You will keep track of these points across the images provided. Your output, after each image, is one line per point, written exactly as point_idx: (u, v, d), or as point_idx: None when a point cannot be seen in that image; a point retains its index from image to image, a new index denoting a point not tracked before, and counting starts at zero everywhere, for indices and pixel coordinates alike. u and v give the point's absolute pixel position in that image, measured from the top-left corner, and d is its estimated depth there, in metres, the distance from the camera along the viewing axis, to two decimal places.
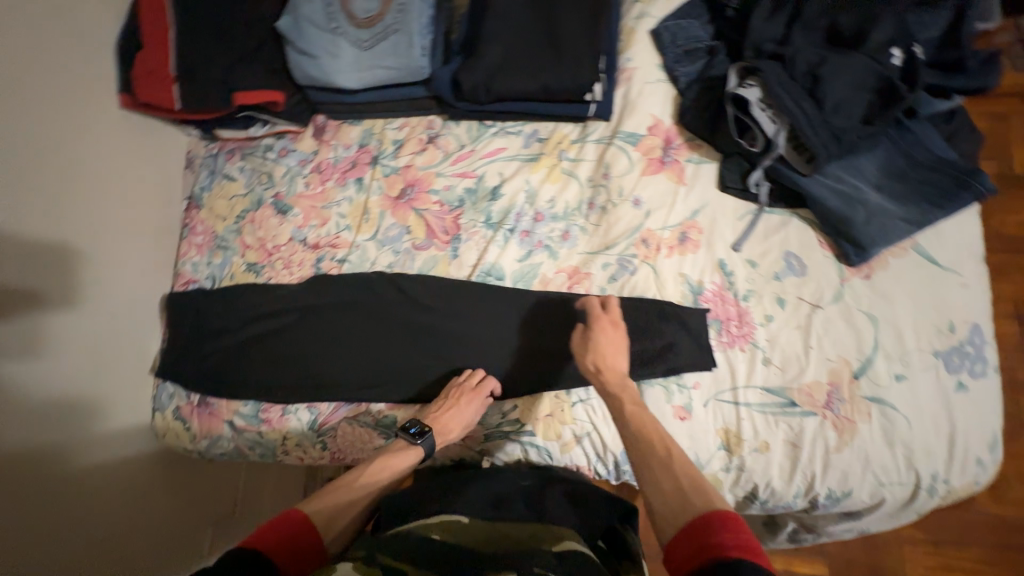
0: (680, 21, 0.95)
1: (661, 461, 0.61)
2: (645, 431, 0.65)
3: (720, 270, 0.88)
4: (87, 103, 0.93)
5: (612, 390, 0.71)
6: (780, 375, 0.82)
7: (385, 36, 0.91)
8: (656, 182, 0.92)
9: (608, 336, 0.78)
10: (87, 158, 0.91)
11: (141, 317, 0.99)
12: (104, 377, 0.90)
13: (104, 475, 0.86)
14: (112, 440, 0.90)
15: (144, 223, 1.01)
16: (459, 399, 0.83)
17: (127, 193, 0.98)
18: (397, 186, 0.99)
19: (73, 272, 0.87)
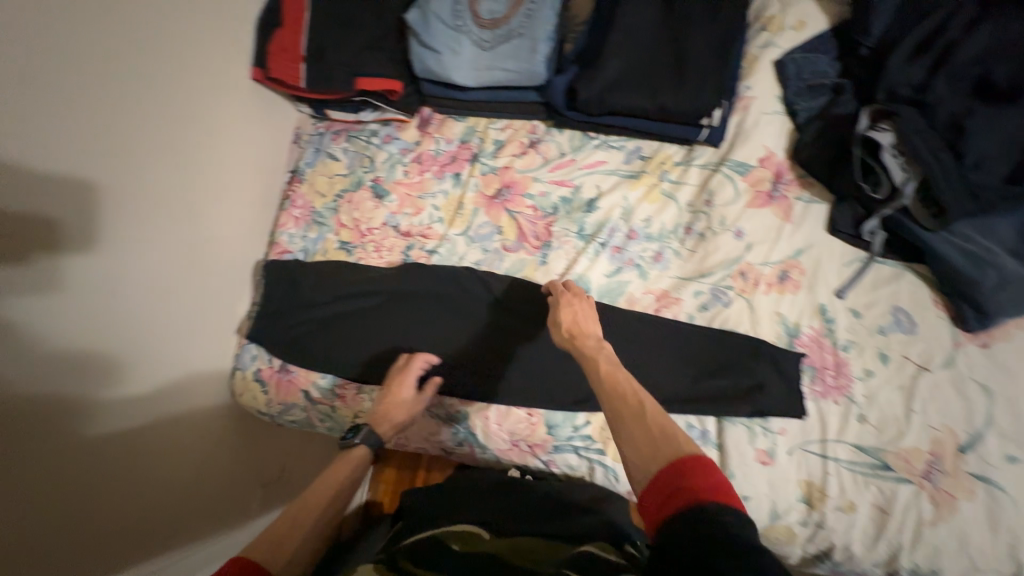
0: (808, 54, 0.92)
1: (630, 413, 0.59)
2: (614, 382, 0.63)
3: (820, 315, 0.84)
4: (183, 61, 0.93)
5: (588, 353, 0.70)
6: (876, 435, 0.77)
7: (508, 39, 0.93)
8: (762, 216, 0.89)
9: (566, 312, 0.78)
10: (181, 125, 0.93)
11: (207, 273, 1.00)
12: (174, 334, 0.94)
13: (155, 433, 0.89)
14: (169, 397, 0.93)
15: (218, 187, 1.02)
16: (392, 384, 0.85)
17: (204, 156, 0.98)
18: (493, 186, 1.00)
19: (158, 232, 0.90)
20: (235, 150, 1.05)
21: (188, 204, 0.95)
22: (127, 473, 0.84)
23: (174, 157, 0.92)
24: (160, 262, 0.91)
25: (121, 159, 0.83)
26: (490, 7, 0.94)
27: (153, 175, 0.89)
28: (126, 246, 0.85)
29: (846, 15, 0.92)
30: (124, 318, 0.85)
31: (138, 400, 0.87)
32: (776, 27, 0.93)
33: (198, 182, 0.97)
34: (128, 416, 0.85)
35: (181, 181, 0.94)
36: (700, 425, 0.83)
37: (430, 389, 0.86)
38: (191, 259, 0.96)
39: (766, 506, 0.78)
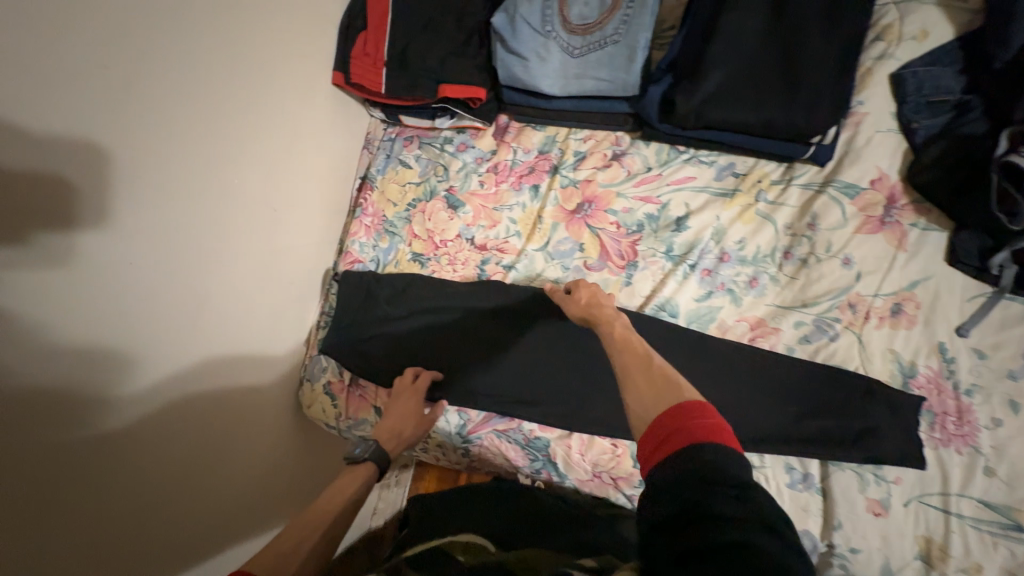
0: (931, 67, 0.84)
1: (640, 369, 0.63)
2: (629, 345, 0.68)
3: (939, 355, 0.78)
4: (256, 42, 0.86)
5: (604, 320, 0.75)
6: (1006, 492, 0.71)
7: (601, 47, 0.88)
8: (874, 243, 0.83)
9: (586, 288, 0.82)
10: (236, 106, 0.84)
11: (244, 250, 0.89)
12: (216, 335, 0.85)
13: (179, 440, 0.79)
14: (205, 405, 0.83)
15: (266, 154, 0.91)
16: (400, 398, 0.85)
17: (251, 119, 0.87)
18: (574, 200, 0.95)
19: (200, 220, 0.80)
20: (296, 144, 0.97)
21: (234, 193, 0.86)
22: (133, 487, 0.73)
23: (224, 138, 0.82)
24: (198, 253, 0.80)
25: (164, 135, 0.73)
26: (581, 12, 0.89)
27: (199, 156, 0.78)
28: (157, 231, 0.73)
29: (975, 25, 0.84)
30: (156, 312, 0.74)
31: (166, 403, 0.77)
32: (894, 37, 0.86)
33: (248, 171, 0.88)
34: (149, 422, 0.74)
35: (227, 166, 0.84)
36: (802, 467, 0.77)
37: (441, 407, 0.86)
38: (235, 254, 0.87)
39: (878, 562, 0.71)
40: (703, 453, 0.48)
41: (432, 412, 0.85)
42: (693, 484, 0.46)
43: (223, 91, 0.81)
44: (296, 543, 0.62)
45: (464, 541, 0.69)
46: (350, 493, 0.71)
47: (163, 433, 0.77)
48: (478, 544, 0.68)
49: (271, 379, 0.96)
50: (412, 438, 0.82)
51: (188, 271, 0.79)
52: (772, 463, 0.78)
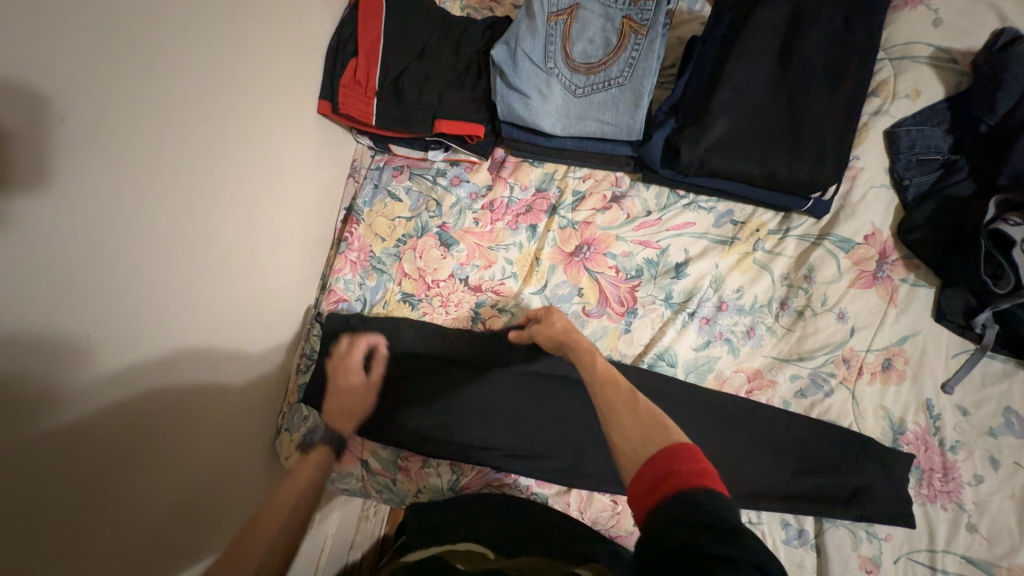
0: (923, 126, 0.86)
1: (626, 407, 0.58)
2: (608, 376, 0.65)
3: (926, 411, 0.80)
4: (254, 60, 0.76)
5: (582, 344, 0.74)
6: (986, 548, 0.73)
7: (606, 88, 0.85)
8: (867, 298, 0.84)
9: (559, 317, 0.82)
10: (226, 119, 0.72)
11: (229, 240, 0.76)
12: (186, 371, 0.69)
13: (147, 475, 0.63)
14: (178, 443, 0.68)
15: (255, 155, 0.79)
16: (340, 375, 0.86)
17: (249, 97, 0.76)
18: (572, 242, 0.92)
19: (172, 238, 0.65)
20: (281, 173, 0.86)
21: (214, 216, 0.72)
22: (86, 530, 0.55)
23: (211, 148, 0.70)
24: (172, 251, 0.66)
25: (140, 136, 0.59)
26: (586, 51, 0.86)
27: (179, 167, 0.65)
28: (122, 240, 0.58)
29: (963, 87, 0.86)
30: (113, 336, 0.58)
31: (143, 429, 0.63)
32: (888, 94, 0.88)
33: (230, 200, 0.75)
34: (121, 445, 0.60)
35: (211, 183, 0.71)
36: (797, 523, 0.78)
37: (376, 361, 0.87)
38: (203, 288, 0.71)
39: None
40: (696, 497, 0.44)
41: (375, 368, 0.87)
42: (692, 524, 0.42)
43: (214, 102, 0.70)
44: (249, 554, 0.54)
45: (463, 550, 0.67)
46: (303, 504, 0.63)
47: (133, 462, 0.61)
48: (477, 554, 0.66)
49: (252, 419, 0.84)
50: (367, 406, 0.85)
51: (153, 294, 0.63)
52: (769, 519, 0.79)
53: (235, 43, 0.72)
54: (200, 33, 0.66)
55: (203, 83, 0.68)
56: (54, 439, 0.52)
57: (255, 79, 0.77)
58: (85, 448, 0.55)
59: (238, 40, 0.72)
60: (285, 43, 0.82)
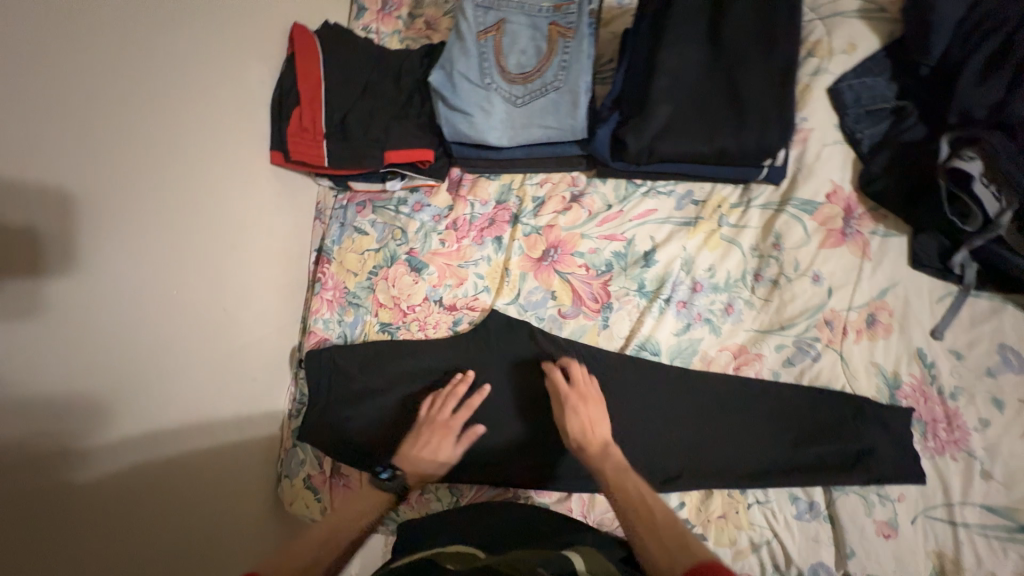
0: (864, 78, 0.86)
1: (646, 527, 0.63)
2: (630, 497, 0.67)
3: (919, 361, 0.78)
4: (191, 123, 0.79)
5: (596, 463, 0.72)
6: (1005, 493, 0.71)
7: (543, 94, 0.86)
8: (839, 256, 0.83)
9: (590, 410, 0.77)
10: (181, 180, 0.78)
11: (196, 294, 0.80)
12: (183, 434, 0.78)
13: (163, 525, 0.74)
14: (192, 495, 0.78)
15: (213, 210, 0.83)
16: (435, 434, 0.80)
17: (197, 155, 0.80)
18: (539, 247, 0.93)
19: (141, 318, 0.72)
20: (243, 226, 0.88)
21: (182, 280, 0.78)
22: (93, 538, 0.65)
23: (184, 228, 0.78)
24: (131, 310, 0.71)
25: (86, 230, 0.66)
26: (519, 61, 0.88)
27: (146, 246, 0.73)
28: (90, 330, 0.67)
29: (896, 34, 0.86)
30: (84, 414, 0.66)
31: (157, 482, 0.73)
32: (825, 52, 0.87)
33: (196, 269, 0.80)
34: (133, 479, 0.71)
35: (177, 246, 0.77)
36: (807, 496, 0.76)
37: (462, 447, 0.80)
38: (166, 347, 0.75)
39: None
40: None
41: (457, 448, 0.79)
42: None
43: (170, 185, 0.76)
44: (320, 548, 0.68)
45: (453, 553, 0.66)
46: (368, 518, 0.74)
47: (150, 511, 0.72)
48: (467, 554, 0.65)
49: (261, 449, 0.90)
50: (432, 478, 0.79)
51: (99, 362, 0.67)
52: (777, 496, 0.76)
53: (170, 116, 0.76)
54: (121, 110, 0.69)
55: (141, 153, 0.72)
56: (80, 489, 0.65)
57: (194, 141, 0.79)
58: (109, 497, 0.68)
59: (172, 109, 0.76)
60: (226, 102, 0.85)
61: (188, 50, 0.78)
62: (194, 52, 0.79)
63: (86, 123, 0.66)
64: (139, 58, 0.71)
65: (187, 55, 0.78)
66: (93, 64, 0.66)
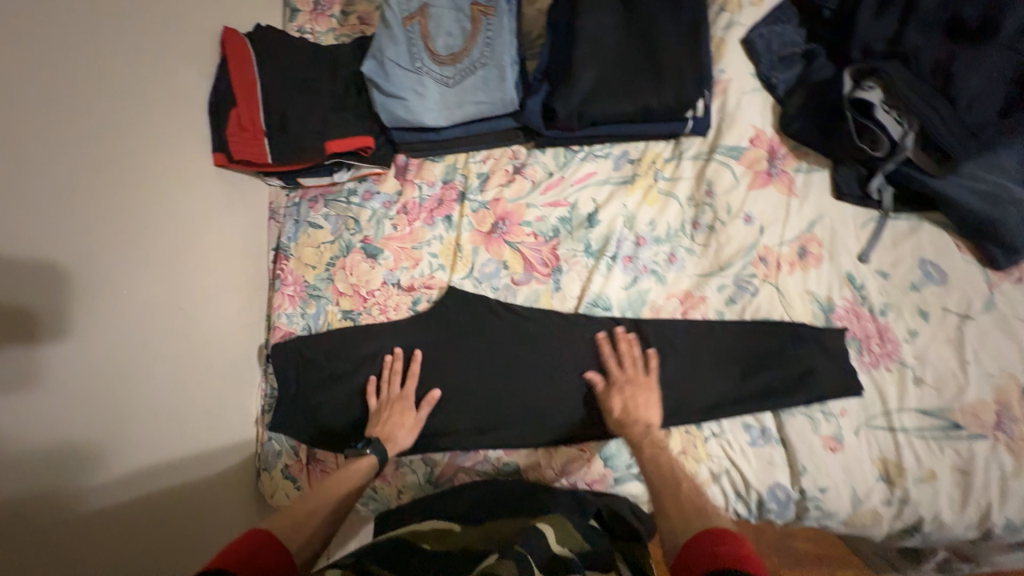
0: (773, 26, 0.90)
1: (670, 495, 0.68)
2: (663, 471, 0.72)
3: (849, 284, 0.82)
4: (126, 131, 0.80)
5: (635, 441, 0.76)
6: (937, 395, 0.75)
7: (472, 71, 0.90)
8: (766, 196, 0.87)
9: (635, 394, 0.80)
10: (124, 184, 0.79)
11: (150, 294, 0.82)
12: (157, 445, 0.80)
13: (163, 534, 0.78)
14: (183, 500, 0.82)
15: (161, 212, 0.85)
16: (392, 409, 0.86)
17: (138, 159, 0.82)
18: (488, 221, 0.96)
19: (108, 343, 0.75)
20: (193, 227, 0.90)
21: (136, 282, 0.80)
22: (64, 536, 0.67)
23: (132, 245, 0.80)
24: (84, 314, 0.72)
25: (38, 269, 0.67)
26: (446, 43, 0.91)
27: (99, 273, 0.75)
28: (60, 351, 0.69)
29: None
30: (57, 449, 0.68)
31: (136, 499, 0.76)
32: (735, 6, 0.92)
33: (152, 285, 0.82)
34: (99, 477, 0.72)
35: (127, 249, 0.79)
36: (759, 423, 0.79)
37: (423, 410, 0.86)
38: (125, 348, 0.77)
39: (847, 494, 0.75)
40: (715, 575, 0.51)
41: (421, 411, 0.86)
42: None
43: (113, 201, 0.77)
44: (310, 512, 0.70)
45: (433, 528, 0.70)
46: (355, 481, 0.76)
47: (145, 526, 0.76)
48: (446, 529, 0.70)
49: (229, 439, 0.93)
50: (405, 445, 0.84)
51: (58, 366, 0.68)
52: (731, 427, 0.80)
53: (109, 129, 0.77)
54: (55, 120, 0.70)
55: (82, 160, 0.73)
56: (79, 522, 0.69)
57: (132, 149, 0.81)
58: (101, 527, 0.71)
59: (107, 117, 0.77)
60: (162, 109, 0.86)
61: (117, 59, 0.79)
62: (124, 61, 0.80)
63: (18, 143, 0.66)
64: (68, 68, 0.72)
65: (116, 64, 0.79)
66: (21, 76, 0.67)
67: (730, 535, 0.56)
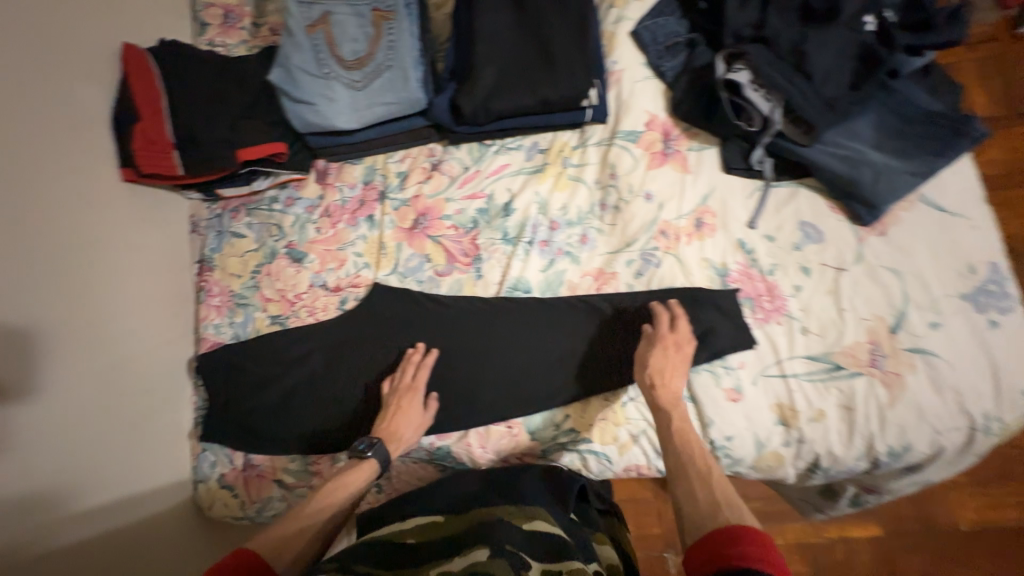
0: (657, 19, 0.98)
1: (700, 476, 0.66)
2: (691, 454, 0.69)
3: (741, 250, 0.89)
4: (23, 148, 0.79)
5: (664, 410, 0.75)
6: (821, 341, 0.83)
7: (378, 74, 0.93)
8: (663, 174, 0.94)
9: (670, 362, 0.79)
10: (22, 198, 0.78)
11: (55, 308, 0.81)
12: (80, 474, 0.79)
13: (106, 567, 0.77)
14: (120, 528, 0.82)
15: (64, 225, 0.84)
16: (401, 403, 0.85)
17: (36, 173, 0.81)
18: (409, 217, 0.99)
19: (21, 376, 0.74)
20: (101, 239, 0.89)
21: (37, 295, 0.78)
22: None
23: (36, 278, 0.79)
24: None
25: None
26: (351, 48, 0.94)
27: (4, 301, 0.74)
28: None
29: None
30: None
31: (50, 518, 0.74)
32: (622, 2, 1.00)
33: (57, 300, 0.81)
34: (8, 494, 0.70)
35: (25, 262, 0.78)
36: None
37: (431, 409, 0.86)
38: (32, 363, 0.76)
39: (750, 440, 0.82)
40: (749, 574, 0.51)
41: (428, 411, 0.86)
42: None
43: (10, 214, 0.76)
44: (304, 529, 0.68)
45: (422, 529, 0.69)
46: (346, 492, 0.74)
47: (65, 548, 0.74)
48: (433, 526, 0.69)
49: (157, 452, 0.91)
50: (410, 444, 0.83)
51: None
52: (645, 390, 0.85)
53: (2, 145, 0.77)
54: None
55: None
56: (13, 558, 0.68)
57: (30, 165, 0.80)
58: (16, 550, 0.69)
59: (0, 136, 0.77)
60: (61, 127, 0.86)
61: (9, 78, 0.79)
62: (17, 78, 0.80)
63: None
64: None
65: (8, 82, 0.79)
66: None
67: (756, 533, 0.56)
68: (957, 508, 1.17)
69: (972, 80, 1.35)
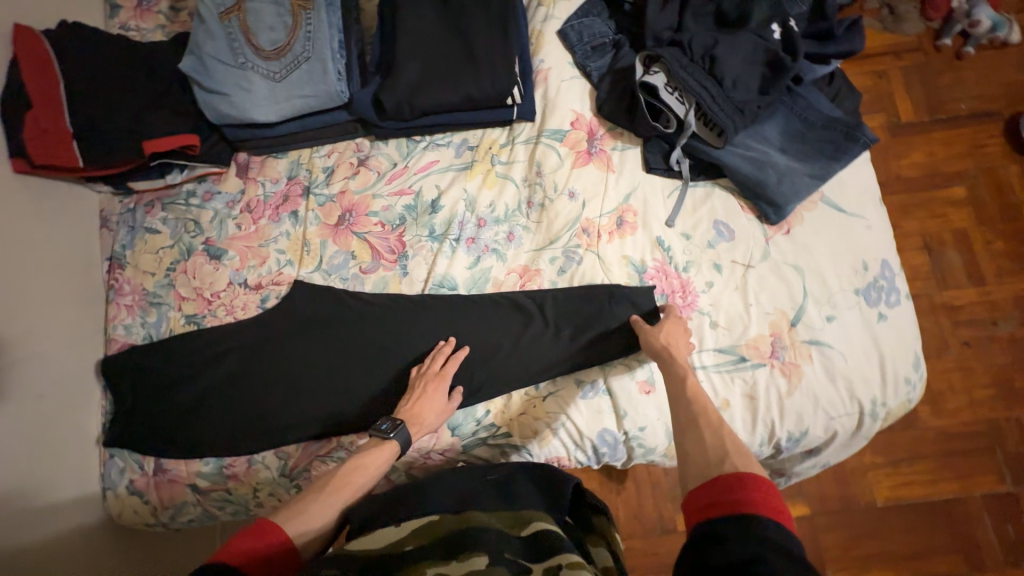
0: (583, 19, 1.00)
1: (712, 427, 0.65)
2: (703, 405, 0.69)
3: (659, 247, 0.92)
4: None
5: (676, 366, 0.75)
6: (729, 334, 0.87)
7: (297, 65, 0.91)
8: (587, 173, 0.96)
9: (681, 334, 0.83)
10: None
11: None
12: None
13: None
14: (22, 545, 0.77)
15: None
16: (427, 387, 0.84)
17: None
18: (335, 213, 0.96)
19: None
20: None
21: None
22: None
23: None
24: None
25: None
26: (268, 37, 0.91)
27: None
28: None
29: None
30: None
31: None
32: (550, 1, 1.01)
33: None
34: None
35: None
36: (589, 379, 0.88)
37: (456, 398, 0.85)
38: None
39: (661, 428, 0.87)
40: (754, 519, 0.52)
41: (453, 401, 0.84)
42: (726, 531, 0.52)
43: None
44: (320, 512, 0.71)
45: (421, 527, 0.68)
46: (362, 482, 0.75)
47: None
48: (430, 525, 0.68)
49: (63, 462, 0.86)
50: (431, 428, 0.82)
51: None
52: (565, 385, 0.88)
53: None
54: None
55: None
56: None
57: None
58: None
59: None
60: None
61: None
62: None
63: None
64: None
65: None
66: None
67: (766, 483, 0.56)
68: (873, 487, 1.25)
69: (890, 86, 1.43)
